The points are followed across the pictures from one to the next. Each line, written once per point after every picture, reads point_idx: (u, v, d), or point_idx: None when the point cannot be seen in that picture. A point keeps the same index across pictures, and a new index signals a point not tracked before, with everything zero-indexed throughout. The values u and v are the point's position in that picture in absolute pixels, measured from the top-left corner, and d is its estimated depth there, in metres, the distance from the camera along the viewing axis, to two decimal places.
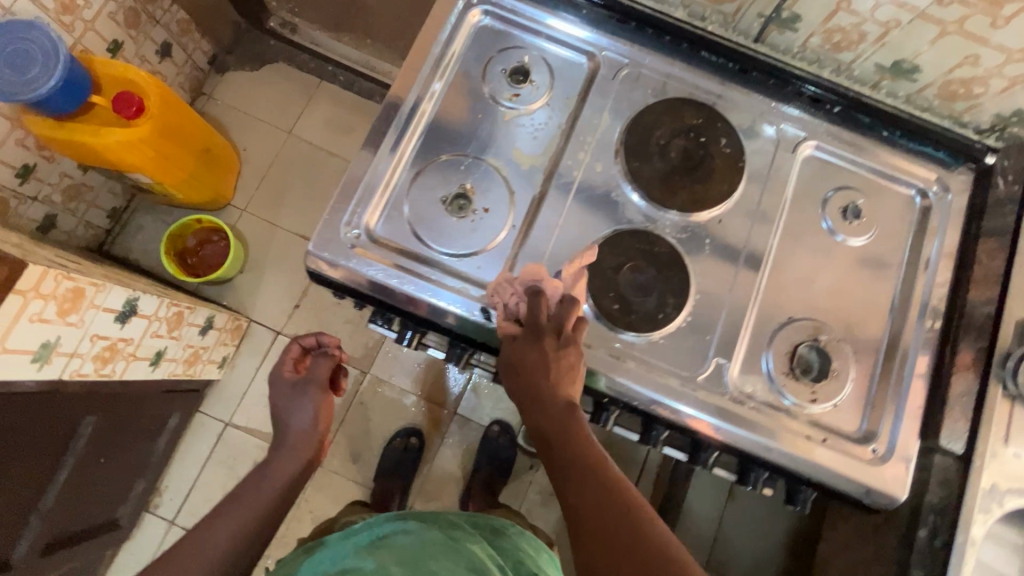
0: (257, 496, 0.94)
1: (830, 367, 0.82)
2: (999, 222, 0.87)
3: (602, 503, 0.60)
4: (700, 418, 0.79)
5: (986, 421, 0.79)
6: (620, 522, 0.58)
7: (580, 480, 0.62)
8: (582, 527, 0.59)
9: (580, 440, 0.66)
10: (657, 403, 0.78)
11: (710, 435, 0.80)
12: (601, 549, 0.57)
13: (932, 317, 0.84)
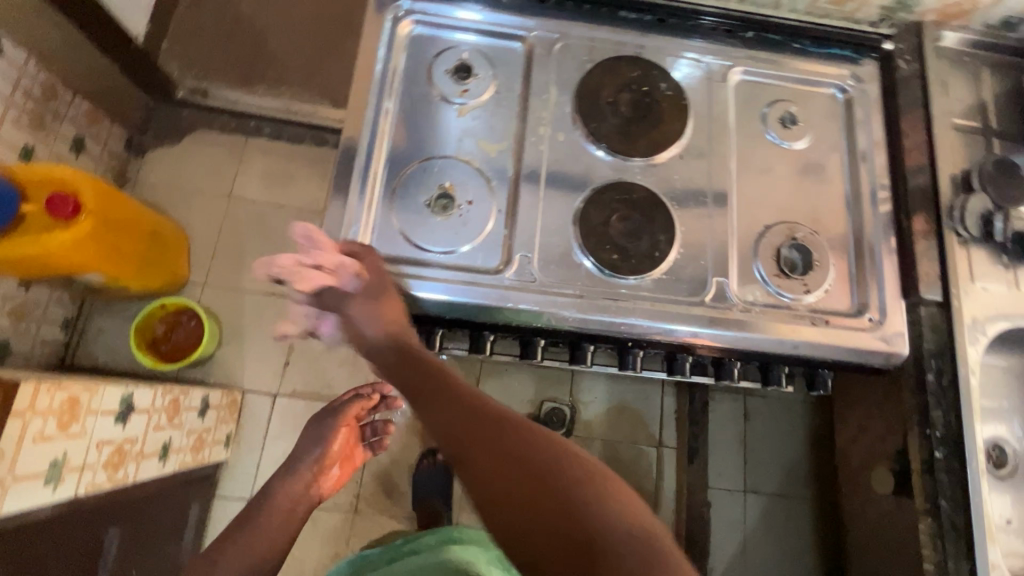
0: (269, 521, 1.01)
1: (814, 259, 0.90)
2: (911, 96, 0.98)
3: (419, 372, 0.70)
4: (723, 334, 0.84)
5: (952, 267, 0.89)
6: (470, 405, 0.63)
7: (490, 438, 0.59)
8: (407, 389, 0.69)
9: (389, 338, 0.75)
10: (668, 330, 0.83)
11: (704, 344, 0.85)
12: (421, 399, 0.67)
13: (881, 192, 0.94)
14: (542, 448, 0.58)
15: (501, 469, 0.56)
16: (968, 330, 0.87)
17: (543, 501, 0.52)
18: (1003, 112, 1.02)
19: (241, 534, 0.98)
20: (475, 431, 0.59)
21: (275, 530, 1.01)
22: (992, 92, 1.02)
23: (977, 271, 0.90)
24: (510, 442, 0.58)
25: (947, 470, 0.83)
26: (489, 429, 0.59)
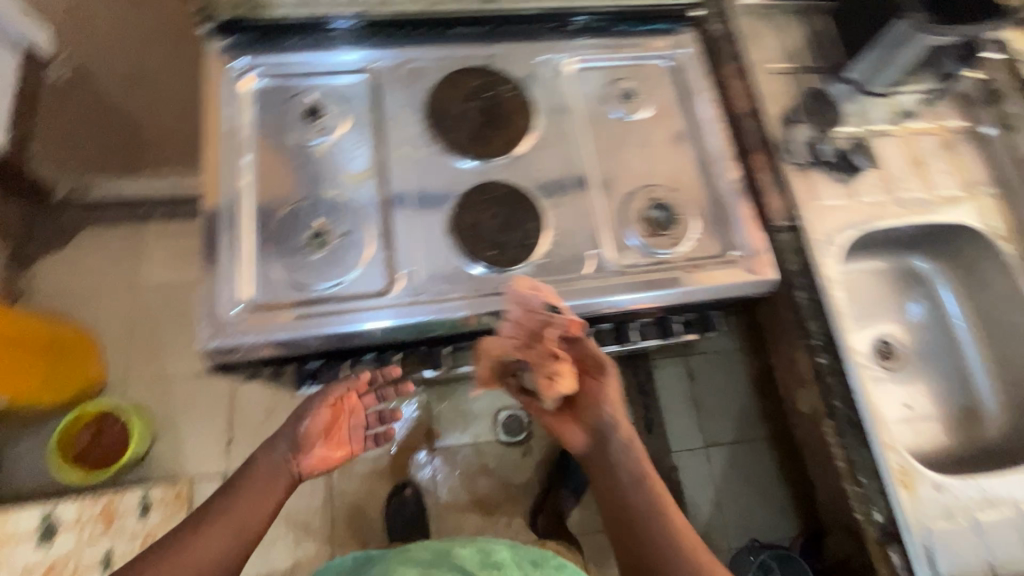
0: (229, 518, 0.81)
1: (676, 213, 0.98)
2: (725, 54, 1.09)
3: (651, 505, 0.85)
4: (633, 297, 0.90)
5: (793, 192, 0.99)
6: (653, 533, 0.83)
7: (625, 526, 0.85)
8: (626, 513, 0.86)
9: (638, 461, 0.89)
10: (592, 304, 0.89)
11: (650, 307, 0.91)
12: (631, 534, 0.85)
13: (722, 141, 1.02)
14: (671, 513, 0.85)
15: (631, 508, 0.85)
16: (819, 244, 0.97)
17: (643, 541, 0.83)
18: (811, 48, 1.13)
19: (245, 492, 0.84)
20: (604, 475, 0.89)
21: (261, 499, 0.84)
22: (797, 33, 1.14)
23: (814, 192, 1.00)
24: (639, 490, 0.87)
25: (833, 372, 0.91)
26: (634, 462, 0.89)
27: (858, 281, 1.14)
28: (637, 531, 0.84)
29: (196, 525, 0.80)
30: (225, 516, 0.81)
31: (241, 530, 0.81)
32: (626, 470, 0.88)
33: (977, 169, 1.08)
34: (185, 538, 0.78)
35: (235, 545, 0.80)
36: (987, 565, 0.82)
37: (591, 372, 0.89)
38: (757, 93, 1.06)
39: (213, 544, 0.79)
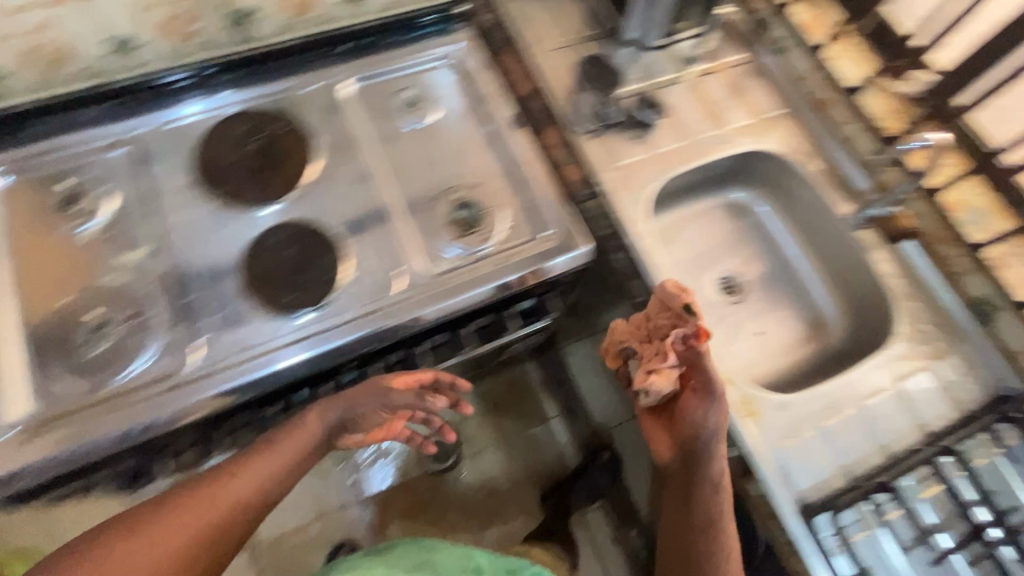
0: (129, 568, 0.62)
1: (483, 208, 0.96)
2: (499, 42, 1.10)
3: (710, 521, 0.77)
4: (443, 305, 0.87)
5: (589, 159, 1.01)
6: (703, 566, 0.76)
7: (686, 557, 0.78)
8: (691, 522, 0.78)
9: (716, 491, 0.77)
10: (399, 323, 0.85)
11: (457, 312, 0.88)
12: (688, 542, 0.78)
13: (512, 125, 1.01)
14: (721, 529, 0.77)
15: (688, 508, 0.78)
16: (623, 204, 0.98)
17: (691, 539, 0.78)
18: (583, 17, 1.15)
19: (279, 442, 0.75)
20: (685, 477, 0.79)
21: (208, 526, 0.68)
22: (566, 7, 1.16)
23: (609, 154, 1.02)
24: (713, 507, 0.77)
25: None
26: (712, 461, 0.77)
27: (675, 227, 1.14)
28: (692, 544, 0.77)
29: (195, 492, 0.69)
30: (248, 472, 0.72)
31: (285, 472, 0.74)
32: (707, 484, 0.77)
33: (758, 95, 1.13)
34: (194, 501, 0.68)
35: (241, 504, 0.70)
36: (838, 467, 0.85)
37: (695, 393, 0.78)
38: (536, 73, 1.07)
39: (212, 513, 0.68)
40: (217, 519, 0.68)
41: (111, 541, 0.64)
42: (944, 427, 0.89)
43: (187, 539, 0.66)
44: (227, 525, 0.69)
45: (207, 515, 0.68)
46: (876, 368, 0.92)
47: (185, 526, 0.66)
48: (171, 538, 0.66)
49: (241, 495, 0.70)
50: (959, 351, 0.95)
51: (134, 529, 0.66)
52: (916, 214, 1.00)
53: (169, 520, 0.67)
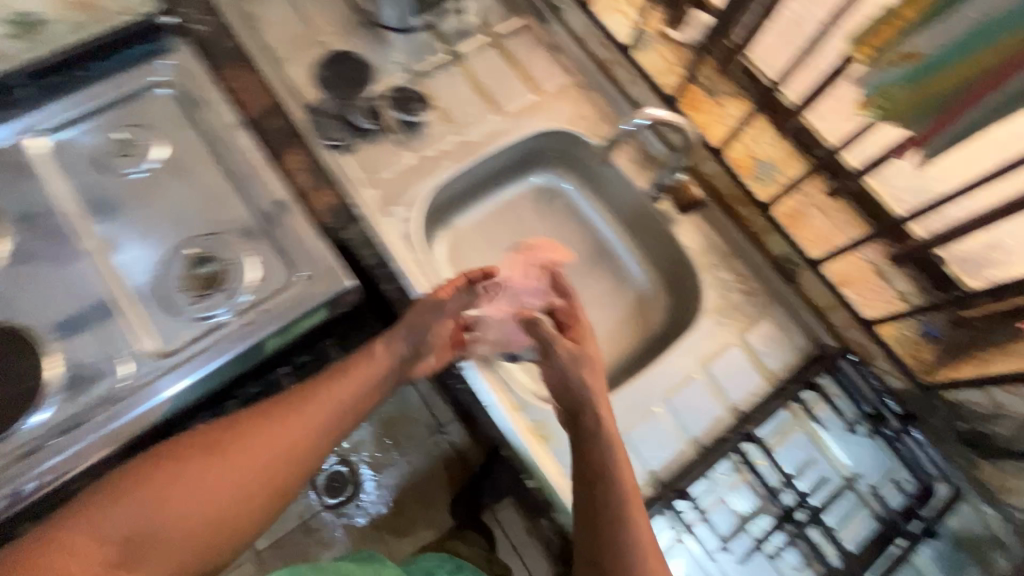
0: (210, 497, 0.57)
1: (224, 261, 0.83)
2: (223, 54, 0.93)
3: (614, 506, 0.61)
4: (178, 391, 0.75)
5: (344, 179, 0.87)
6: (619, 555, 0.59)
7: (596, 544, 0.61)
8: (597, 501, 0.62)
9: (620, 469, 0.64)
10: (123, 426, 0.70)
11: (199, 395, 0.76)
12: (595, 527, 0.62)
13: (246, 154, 0.85)
14: (635, 506, 0.62)
15: (594, 471, 0.64)
16: (389, 225, 0.86)
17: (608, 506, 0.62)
18: (327, 6, 0.99)
19: (347, 375, 0.68)
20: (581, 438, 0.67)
21: (274, 446, 0.61)
22: None
23: (369, 168, 0.89)
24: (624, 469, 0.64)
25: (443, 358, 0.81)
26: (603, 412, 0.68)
27: (472, 231, 1.01)
28: (597, 512, 0.62)
29: (244, 422, 0.62)
30: (317, 402, 0.65)
31: (335, 421, 0.66)
32: (611, 443, 0.65)
33: (539, 66, 1.01)
34: (269, 423, 0.62)
35: (280, 488, 0.61)
36: (645, 474, 0.79)
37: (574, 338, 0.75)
38: (272, 85, 0.91)
39: (297, 431, 0.63)
40: (301, 449, 0.63)
41: (179, 466, 0.57)
42: (754, 404, 0.84)
43: (258, 470, 0.60)
44: (298, 448, 0.62)
45: (267, 449, 0.61)
46: (679, 355, 0.85)
47: (250, 457, 0.60)
48: (262, 456, 0.60)
49: (298, 434, 0.63)
50: (770, 316, 0.89)
51: (217, 450, 0.59)
52: (712, 174, 0.91)
53: (245, 442, 0.60)
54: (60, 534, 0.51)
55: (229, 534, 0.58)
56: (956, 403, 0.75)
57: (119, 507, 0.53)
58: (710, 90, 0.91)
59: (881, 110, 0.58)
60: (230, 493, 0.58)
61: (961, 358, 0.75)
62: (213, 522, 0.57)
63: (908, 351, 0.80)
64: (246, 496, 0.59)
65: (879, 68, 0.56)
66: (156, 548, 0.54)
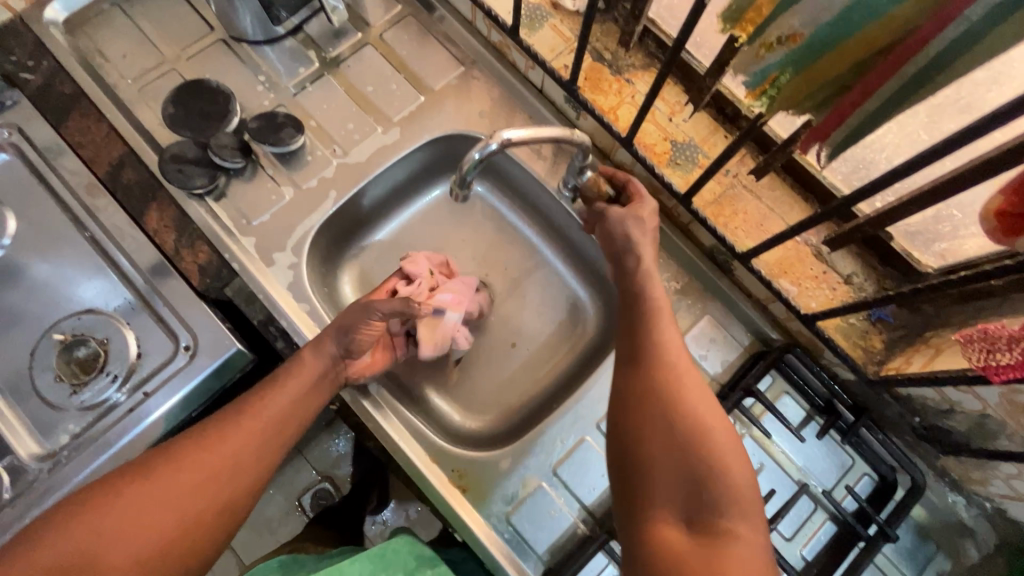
0: (163, 493, 0.57)
1: (98, 341, 0.76)
2: (61, 100, 0.82)
3: (682, 380, 0.60)
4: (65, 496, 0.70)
5: (216, 230, 0.78)
6: (703, 445, 0.57)
7: (674, 432, 0.57)
8: (660, 394, 0.60)
9: (673, 358, 0.63)
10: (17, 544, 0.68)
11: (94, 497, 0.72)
12: (663, 421, 0.58)
13: (104, 217, 0.77)
14: (687, 372, 0.61)
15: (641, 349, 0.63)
16: (274, 275, 0.77)
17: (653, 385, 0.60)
18: (178, 26, 0.87)
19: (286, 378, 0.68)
20: (626, 325, 0.66)
21: (235, 440, 0.62)
22: (152, 18, 0.87)
23: (244, 211, 0.79)
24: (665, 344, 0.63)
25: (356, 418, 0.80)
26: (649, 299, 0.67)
27: (377, 260, 0.92)
28: (665, 397, 0.59)
29: (173, 446, 0.61)
30: (269, 406, 0.66)
31: (275, 426, 0.65)
32: (658, 329, 0.64)
33: (428, 62, 0.89)
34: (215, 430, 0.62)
35: (227, 492, 0.60)
36: (579, 513, 0.73)
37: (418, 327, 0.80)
38: (119, 129, 0.80)
39: (241, 434, 0.62)
40: (239, 459, 0.61)
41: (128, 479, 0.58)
42: None
43: (203, 475, 0.59)
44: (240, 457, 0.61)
45: (209, 454, 0.60)
46: (606, 376, 0.78)
47: (191, 472, 0.59)
48: (203, 460, 0.60)
49: (260, 425, 0.64)
50: (706, 314, 0.81)
51: (168, 458, 0.60)
52: (628, 164, 0.81)
53: (183, 454, 0.60)
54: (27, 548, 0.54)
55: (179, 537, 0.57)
56: (907, 397, 0.68)
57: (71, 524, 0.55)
58: (615, 67, 0.80)
59: (767, 105, 0.57)
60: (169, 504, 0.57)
61: (912, 347, 0.68)
62: (160, 525, 0.56)
63: (857, 342, 0.72)
64: (199, 503, 0.58)
65: (756, 56, 0.54)
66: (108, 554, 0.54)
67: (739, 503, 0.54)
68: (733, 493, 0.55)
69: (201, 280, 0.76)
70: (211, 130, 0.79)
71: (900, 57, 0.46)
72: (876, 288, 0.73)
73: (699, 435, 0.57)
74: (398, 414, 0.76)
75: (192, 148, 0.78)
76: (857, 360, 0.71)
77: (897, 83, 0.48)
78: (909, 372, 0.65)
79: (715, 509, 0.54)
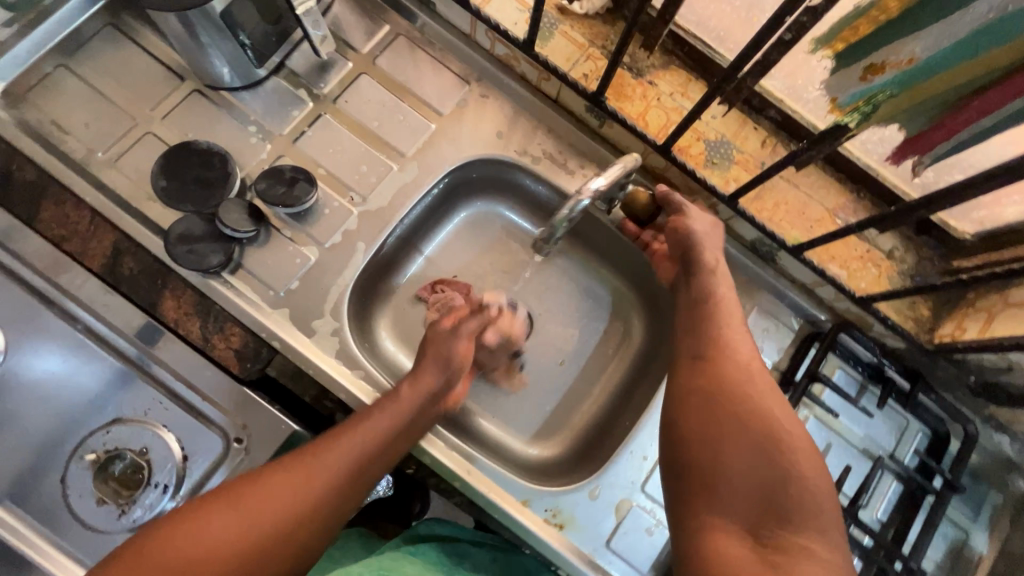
0: (255, 519, 0.53)
1: (135, 452, 0.68)
2: (23, 186, 0.70)
3: (758, 382, 0.61)
4: None
5: (242, 307, 0.71)
6: (776, 446, 0.56)
7: (748, 436, 0.57)
8: (739, 394, 0.60)
9: (746, 361, 0.63)
10: None
11: None
12: (736, 422, 0.58)
13: (74, 290, 0.68)
14: (762, 385, 0.61)
15: (719, 359, 0.63)
16: (319, 346, 0.73)
17: (734, 395, 0.60)
18: (142, 82, 0.77)
19: (373, 420, 0.63)
20: (704, 330, 0.65)
21: (327, 466, 0.58)
22: (108, 76, 0.76)
23: (269, 280, 0.73)
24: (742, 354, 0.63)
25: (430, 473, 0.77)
26: (724, 309, 0.67)
27: (411, 305, 0.86)
28: (740, 400, 0.59)
29: (261, 475, 0.56)
30: (361, 434, 0.62)
31: (361, 465, 0.60)
32: (730, 328, 0.65)
33: (430, 84, 0.82)
34: (298, 473, 0.57)
35: (309, 535, 0.55)
36: None
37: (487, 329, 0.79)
38: (105, 213, 0.71)
39: (325, 482, 0.57)
40: (321, 507, 0.56)
41: (196, 519, 0.51)
42: None
43: (287, 513, 0.54)
44: (320, 508, 0.56)
45: (291, 499, 0.55)
46: None
47: (284, 496, 0.55)
48: (284, 504, 0.54)
49: (354, 454, 0.60)
50: (756, 306, 0.81)
51: (258, 485, 0.55)
52: (661, 167, 0.79)
53: (260, 500, 0.54)
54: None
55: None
56: (963, 360, 0.73)
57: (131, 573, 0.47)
58: (636, 70, 0.77)
59: (859, 120, 0.57)
60: (246, 553, 0.51)
61: (959, 312, 0.73)
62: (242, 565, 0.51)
63: (907, 314, 0.76)
64: (292, 529, 0.54)
65: (859, 78, 0.56)
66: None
67: (809, 518, 0.53)
68: (809, 506, 0.54)
69: (240, 366, 0.70)
70: (215, 199, 0.71)
71: (1018, 83, 0.49)
72: (916, 258, 0.76)
73: (771, 435, 0.57)
74: (482, 466, 0.73)
75: (198, 223, 0.70)
76: (910, 331, 0.75)
77: (1013, 106, 0.50)
78: (968, 340, 0.69)
79: (782, 521, 0.53)
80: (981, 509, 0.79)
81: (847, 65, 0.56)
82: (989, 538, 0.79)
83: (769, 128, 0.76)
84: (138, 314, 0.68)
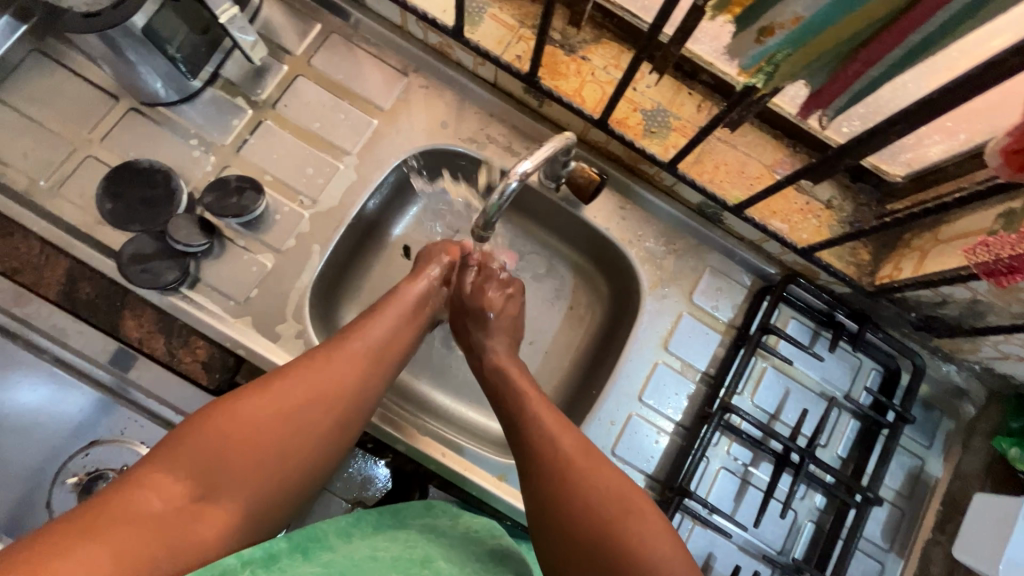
0: (283, 408, 0.55)
1: (117, 471, 0.71)
2: None
3: (581, 450, 0.60)
4: None
5: (200, 321, 0.72)
6: (624, 506, 0.55)
7: (592, 520, 0.54)
8: (571, 464, 0.58)
9: (558, 438, 0.61)
10: None
11: None
12: (579, 495, 0.56)
13: (39, 321, 0.69)
14: (588, 462, 0.58)
15: (532, 461, 0.60)
16: (284, 349, 0.74)
17: (553, 478, 0.58)
18: (75, 105, 0.76)
19: (390, 309, 0.67)
20: (517, 436, 0.63)
21: (344, 358, 0.61)
22: (42, 102, 0.76)
23: (230, 289, 0.75)
24: (560, 443, 0.60)
25: (408, 459, 0.79)
26: (580, 464, 0.58)
27: (376, 299, 0.87)
28: (567, 473, 0.57)
29: (285, 367, 0.58)
30: (373, 329, 0.64)
31: (377, 355, 0.63)
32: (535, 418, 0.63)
33: (368, 80, 0.82)
34: (321, 356, 0.60)
35: (337, 423, 0.58)
36: (646, 483, 0.78)
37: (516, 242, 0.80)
38: (55, 240, 0.71)
39: (349, 368, 0.60)
40: (347, 393, 0.59)
41: (236, 399, 0.54)
42: (719, 363, 0.82)
43: (312, 399, 0.57)
44: (348, 390, 0.60)
45: (318, 380, 0.58)
46: (636, 351, 0.81)
47: (308, 387, 0.57)
48: (313, 384, 0.57)
49: (367, 349, 0.63)
50: (707, 266, 0.84)
51: (284, 373, 0.57)
52: (603, 141, 0.81)
53: (291, 381, 0.57)
54: (136, 476, 0.48)
55: (296, 472, 0.55)
56: (902, 298, 0.77)
57: (180, 453, 0.50)
58: (568, 46, 0.78)
59: (764, 81, 0.54)
60: (291, 428, 0.55)
61: (896, 254, 0.77)
62: (279, 451, 0.54)
63: (849, 261, 0.79)
64: (320, 416, 0.57)
65: (755, 42, 0.51)
66: (237, 473, 0.51)
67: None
68: None
69: (209, 377, 0.71)
70: (162, 217, 0.72)
71: (903, 29, 0.47)
72: (854, 206, 0.78)
73: (612, 500, 0.55)
74: (456, 448, 0.76)
75: (149, 242, 0.71)
76: (853, 277, 0.78)
77: (897, 52, 0.49)
78: (905, 279, 0.72)
79: None
80: (935, 436, 0.83)
81: (743, 28, 0.52)
82: (943, 462, 0.83)
83: (703, 93, 0.78)
84: (107, 340, 0.70)
